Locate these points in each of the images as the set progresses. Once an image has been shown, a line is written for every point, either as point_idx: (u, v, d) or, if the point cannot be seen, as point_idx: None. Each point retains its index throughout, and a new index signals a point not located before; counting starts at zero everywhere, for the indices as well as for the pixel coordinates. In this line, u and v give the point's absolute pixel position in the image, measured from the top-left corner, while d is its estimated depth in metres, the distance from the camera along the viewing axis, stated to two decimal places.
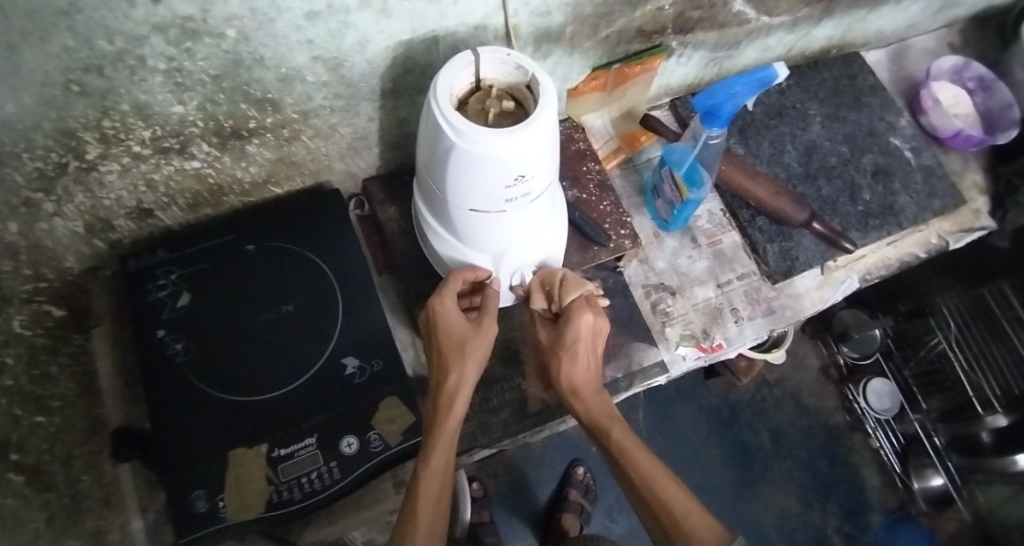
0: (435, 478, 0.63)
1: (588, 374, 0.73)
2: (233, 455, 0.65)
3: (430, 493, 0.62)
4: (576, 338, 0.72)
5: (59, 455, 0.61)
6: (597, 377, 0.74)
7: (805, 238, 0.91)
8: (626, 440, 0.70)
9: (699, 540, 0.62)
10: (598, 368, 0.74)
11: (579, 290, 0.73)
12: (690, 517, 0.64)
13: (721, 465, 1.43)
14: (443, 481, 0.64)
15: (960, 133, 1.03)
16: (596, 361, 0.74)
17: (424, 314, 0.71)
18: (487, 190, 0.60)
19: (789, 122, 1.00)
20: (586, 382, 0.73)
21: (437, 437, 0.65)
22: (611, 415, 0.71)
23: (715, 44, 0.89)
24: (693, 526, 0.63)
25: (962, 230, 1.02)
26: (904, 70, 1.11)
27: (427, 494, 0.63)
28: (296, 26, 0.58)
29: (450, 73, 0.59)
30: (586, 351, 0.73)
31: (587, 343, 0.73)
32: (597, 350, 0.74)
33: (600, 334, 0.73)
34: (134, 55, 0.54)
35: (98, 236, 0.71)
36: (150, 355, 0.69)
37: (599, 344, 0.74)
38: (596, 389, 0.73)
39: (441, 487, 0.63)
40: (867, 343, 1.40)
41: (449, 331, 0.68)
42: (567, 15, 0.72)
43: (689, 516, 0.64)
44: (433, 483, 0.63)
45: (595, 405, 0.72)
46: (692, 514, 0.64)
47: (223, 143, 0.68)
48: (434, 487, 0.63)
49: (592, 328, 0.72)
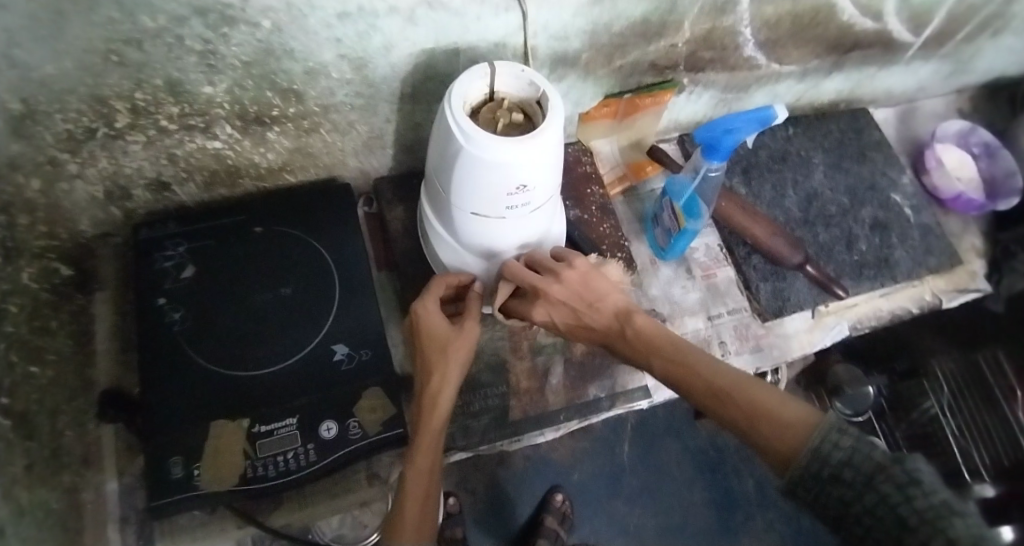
0: (420, 479, 0.65)
1: (601, 314, 0.68)
2: (215, 426, 0.67)
3: (415, 495, 0.65)
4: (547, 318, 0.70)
5: (47, 407, 0.63)
6: (615, 308, 0.68)
7: (799, 280, 0.93)
8: (671, 365, 0.64)
9: (776, 442, 0.56)
10: (609, 301, 0.68)
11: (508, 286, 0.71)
12: (759, 418, 0.57)
13: (701, 507, 1.43)
14: (429, 481, 0.66)
15: (961, 197, 1.05)
16: (603, 298, 0.68)
17: (409, 319, 0.72)
18: (490, 195, 0.63)
19: (792, 167, 1.03)
20: (606, 323, 0.68)
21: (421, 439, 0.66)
22: (647, 344, 0.65)
23: (725, 85, 0.93)
24: (763, 430, 0.57)
25: (956, 290, 1.03)
26: (910, 130, 1.14)
27: (414, 494, 0.65)
28: (327, 24, 0.61)
29: (466, 81, 0.63)
30: (565, 314, 0.69)
31: (558, 311, 0.69)
32: (586, 297, 0.68)
33: (561, 300, 0.68)
34: (174, 34, 0.58)
35: (115, 203, 0.74)
36: (148, 321, 0.71)
37: (583, 290, 0.68)
38: (619, 324, 0.68)
39: (427, 489, 0.66)
40: (859, 401, 1.35)
41: (431, 335, 0.69)
42: (584, 42, 0.75)
43: (760, 422, 0.57)
44: (419, 483, 0.65)
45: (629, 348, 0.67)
46: (763, 415, 0.57)
47: (246, 127, 0.71)
48: (420, 488, 0.65)
49: (549, 311, 0.70)
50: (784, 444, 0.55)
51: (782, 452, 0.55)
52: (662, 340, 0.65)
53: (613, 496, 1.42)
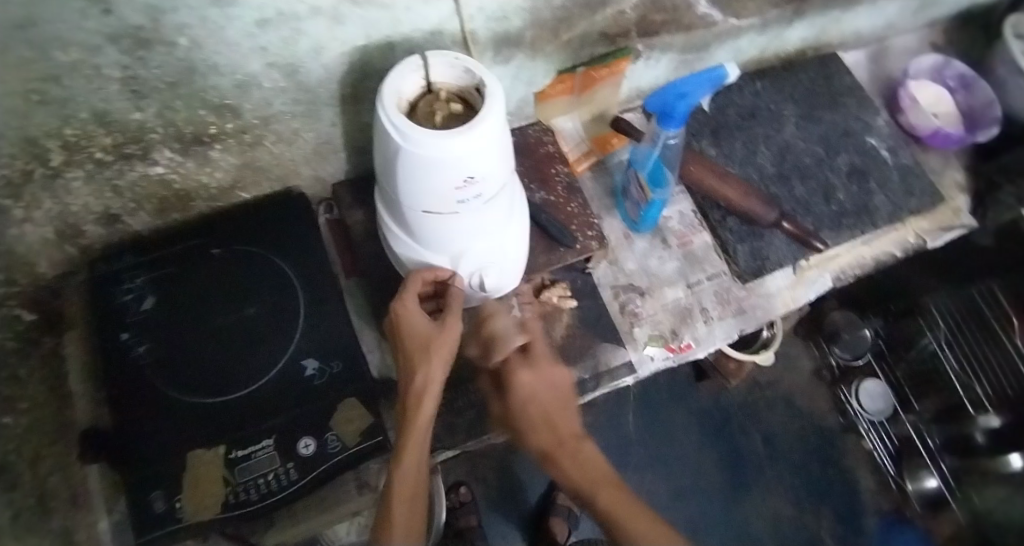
0: (405, 484, 0.64)
1: (563, 427, 0.72)
2: (192, 456, 0.66)
3: (403, 498, 0.64)
4: (519, 403, 0.72)
5: (26, 454, 0.61)
6: (573, 429, 0.73)
7: (777, 238, 0.91)
8: (613, 501, 0.69)
9: None
10: (574, 418, 0.73)
11: (510, 346, 0.73)
12: None
13: (711, 468, 1.43)
14: (418, 482, 0.65)
15: (938, 132, 1.02)
16: (569, 415, 0.73)
17: (388, 319, 0.70)
18: (438, 192, 0.60)
19: (762, 122, 1.00)
20: (562, 437, 0.72)
21: (409, 439, 0.65)
22: (594, 476, 0.71)
23: (683, 46, 0.89)
24: None
25: (940, 229, 1.00)
26: (882, 70, 1.11)
27: (400, 498, 0.64)
28: (248, 34, 0.59)
29: (398, 76, 0.60)
30: (536, 409, 0.72)
31: (529, 402, 0.72)
32: (559, 404, 0.73)
33: (541, 391, 0.72)
34: (91, 65, 0.56)
35: (68, 241, 0.73)
36: (114, 357, 0.70)
37: (564, 395, 0.73)
38: (572, 443, 0.72)
39: (415, 492, 0.65)
40: (858, 345, 1.42)
41: (412, 333, 0.67)
42: (525, 20, 0.72)
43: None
44: (406, 490, 0.64)
45: (574, 466, 0.71)
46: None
47: (186, 149, 0.69)
48: (407, 491, 0.64)
49: (530, 388, 0.72)
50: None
51: None
52: (604, 480, 0.71)
53: (623, 468, 1.42)
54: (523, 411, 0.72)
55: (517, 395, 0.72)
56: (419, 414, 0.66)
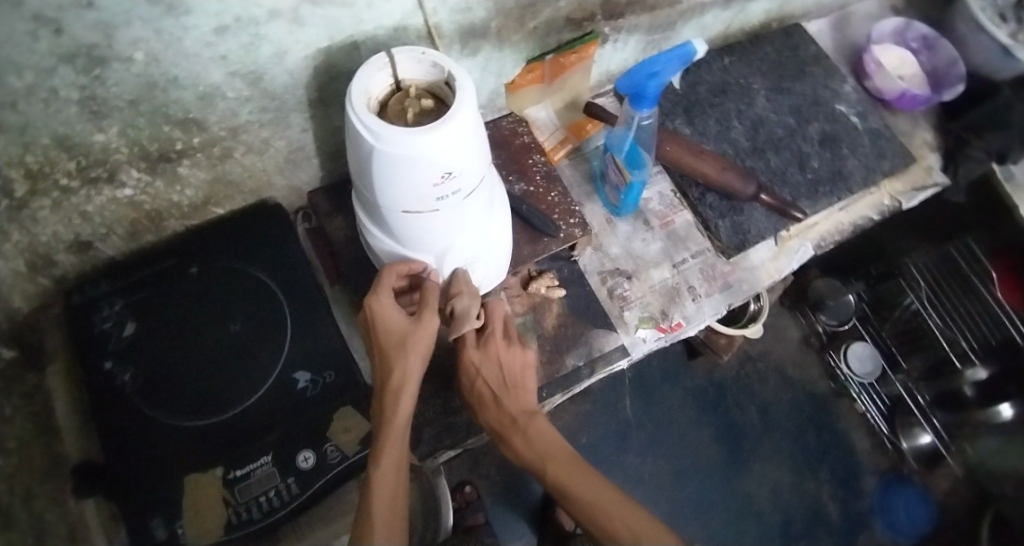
0: (387, 480, 0.62)
1: (513, 405, 0.72)
2: (189, 480, 0.65)
3: (384, 495, 0.62)
4: (468, 380, 0.74)
5: (18, 494, 0.59)
6: (526, 406, 0.73)
7: (756, 211, 0.91)
8: (566, 476, 0.70)
9: None
10: (527, 396, 0.73)
11: (464, 326, 0.72)
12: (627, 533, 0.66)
13: (710, 443, 1.44)
14: (397, 480, 0.63)
15: (905, 94, 1.03)
16: (523, 392, 0.73)
17: (363, 317, 0.69)
18: (416, 190, 0.59)
19: (733, 98, 1.00)
20: (514, 414, 0.72)
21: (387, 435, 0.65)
22: (546, 453, 0.71)
23: (649, 27, 0.89)
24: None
25: (914, 189, 1.02)
26: (846, 37, 1.12)
27: (381, 495, 0.62)
28: (206, 43, 0.57)
29: (365, 76, 0.59)
30: (485, 386, 0.72)
31: (477, 381, 0.73)
32: (508, 383, 0.73)
33: (490, 370, 0.73)
34: (46, 88, 0.54)
35: (41, 272, 0.71)
36: (98, 387, 0.68)
37: (516, 373, 0.73)
38: (524, 420, 0.71)
39: (394, 489, 0.63)
40: (841, 311, 1.44)
41: (388, 330, 0.67)
42: (490, 10, 0.71)
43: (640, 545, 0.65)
44: (386, 486, 0.62)
45: (525, 444, 0.71)
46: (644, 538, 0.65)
47: (153, 168, 0.67)
48: (389, 487, 0.62)
49: (479, 368, 0.73)
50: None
51: None
52: (558, 457, 0.71)
53: (624, 452, 1.43)
54: (472, 388, 0.73)
55: (466, 372, 0.73)
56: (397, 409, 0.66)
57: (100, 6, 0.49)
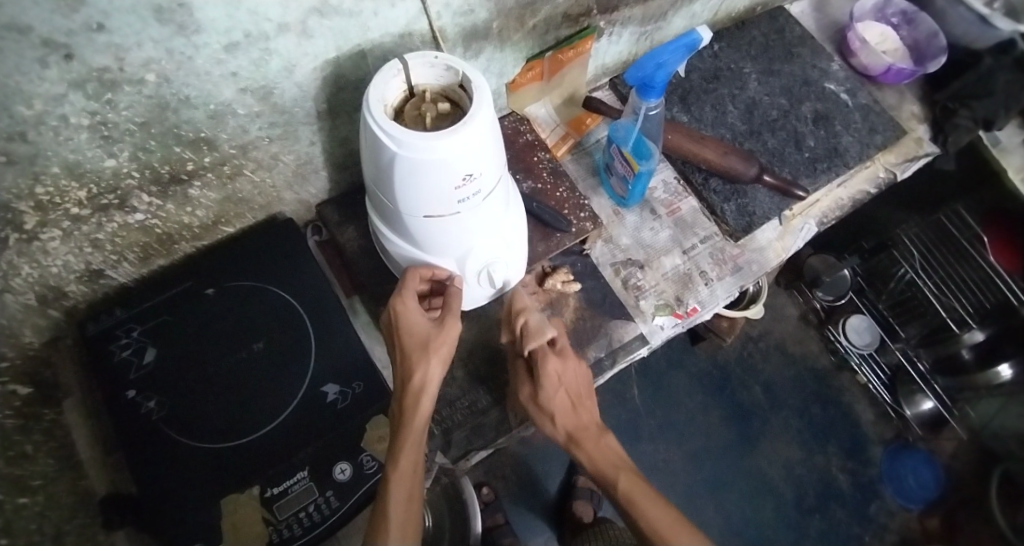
0: (404, 480, 0.62)
1: (587, 418, 0.75)
2: (226, 503, 0.64)
3: (400, 498, 0.62)
4: (551, 390, 0.72)
5: (50, 533, 0.56)
6: (593, 419, 0.76)
7: (759, 192, 0.92)
8: (632, 485, 0.72)
9: None
10: (594, 411, 0.76)
11: (543, 338, 0.74)
12: None
13: (719, 426, 1.46)
14: (414, 481, 0.63)
15: (890, 69, 1.05)
16: (589, 406, 0.76)
17: (386, 318, 0.70)
18: (436, 195, 0.59)
19: (726, 83, 1.02)
20: (585, 423, 0.75)
21: (404, 437, 0.64)
22: (614, 462, 0.74)
23: (642, 18, 0.90)
24: None
25: (908, 160, 1.03)
26: (828, 17, 1.14)
27: (397, 496, 0.62)
28: (216, 61, 0.56)
29: (380, 83, 0.58)
30: (564, 396, 0.73)
31: (558, 390, 0.72)
32: (580, 393, 0.75)
33: (569, 378, 0.74)
34: (56, 116, 0.52)
35: (52, 305, 0.69)
36: (124, 417, 0.67)
37: (581, 388, 0.75)
38: (594, 430, 0.75)
39: (411, 491, 0.63)
40: (838, 285, 1.45)
41: (411, 332, 0.68)
42: (491, 11, 0.71)
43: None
44: (403, 486, 0.62)
45: (597, 452, 0.74)
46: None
47: (164, 191, 0.66)
48: (405, 488, 0.62)
49: (560, 375, 0.73)
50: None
51: None
52: (625, 466, 0.74)
53: (636, 442, 1.44)
54: (551, 396, 0.72)
55: (549, 382, 0.72)
56: (416, 411, 0.65)
57: (110, 28, 0.48)
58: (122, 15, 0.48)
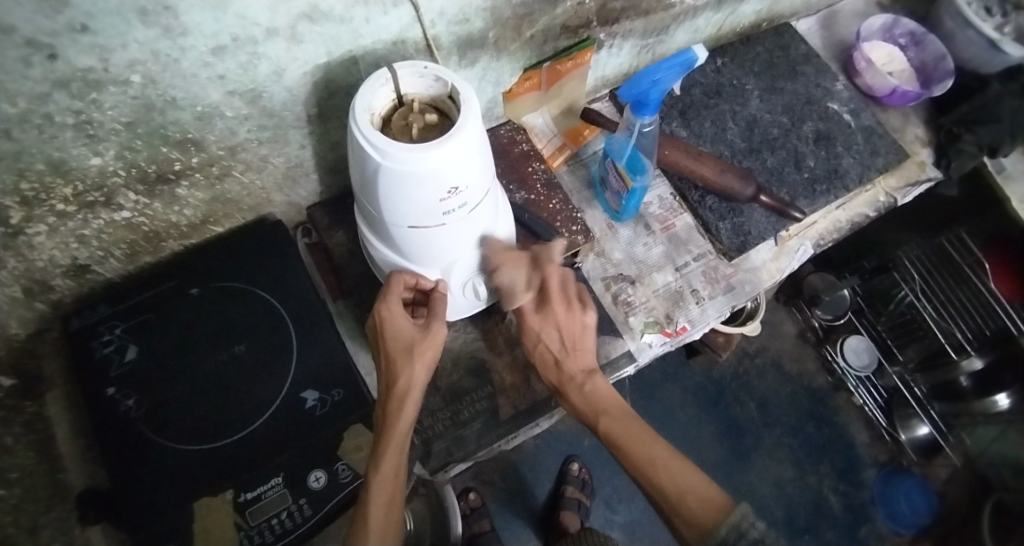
0: (386, 484, 0.62)
1: (575, 365, 0.74)
2: (199, 505, 0.64)
3: (380, 501, 0.61)
4: (530, 345, 0.75)
5: (24, 526, 0.56)
6: (584, 366, 0.75)
7: (755, 212, 0.91)
8: (617, 427, 0.73)
9: (699, 518, 0.66)
10: (587, 355, 0.76)
11: (515, 300, 0.74)
12: (690, 498, 0.68)
13: (711, 441, 1.44)
14: (396, 484, 0.63)
15: (896, 91, 1.04)
16: (582, 352, 0.76)
17: (370, 321, 0.70)
18: (422, 206, 0.59)
19: (727, 99, 1.01)
20: (572, 373, 0.74)
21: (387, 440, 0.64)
22: (601, 408, 0.73)
23: (643, 31, 0.89)
24: (691, 507, 0.67)
25: (908, 184, 1.02)
26: (834, 35, 1.13)
27: (378, 499, 0.62)
28: (204, 64, 0.56)
29: (368, 92, 0.58)
30: (547, 350, 0.75)
31: (540, 344, 0.75)
32: (567, 343, 0.75)
33: (557, 332, 0.75)
34: (41, 114, 0.52)
35: (37, 298, 0.69)
36: (102, 414, 0.67)
37: (575, 335, 0.75)
38: (582, 379, 0.74)
39: (392, 495, 0.62)
40: (838, 305, 1.42)
41: (396, 336, 0.68)
42: (487, 21, 0.70)
43: (685, 498, 0.68)
44: (384, 489, 0.62)
45: (582, 401, 0.74)
46: (688, 495, 0.68)
47: (151, 190, 0.66)
48: (386, 492, 0.62)
49: (540, 331, 0.75)
50: (710, 519, 0.66)
51: (703, 529, 0.65)
52: (613, 408, 0.74)
53: None
54: (534, 352, 0.75)
55: (529, 338, 0.76)
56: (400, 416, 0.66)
57: (95, 29, 0.48)
58: (106, 17, 0.48)
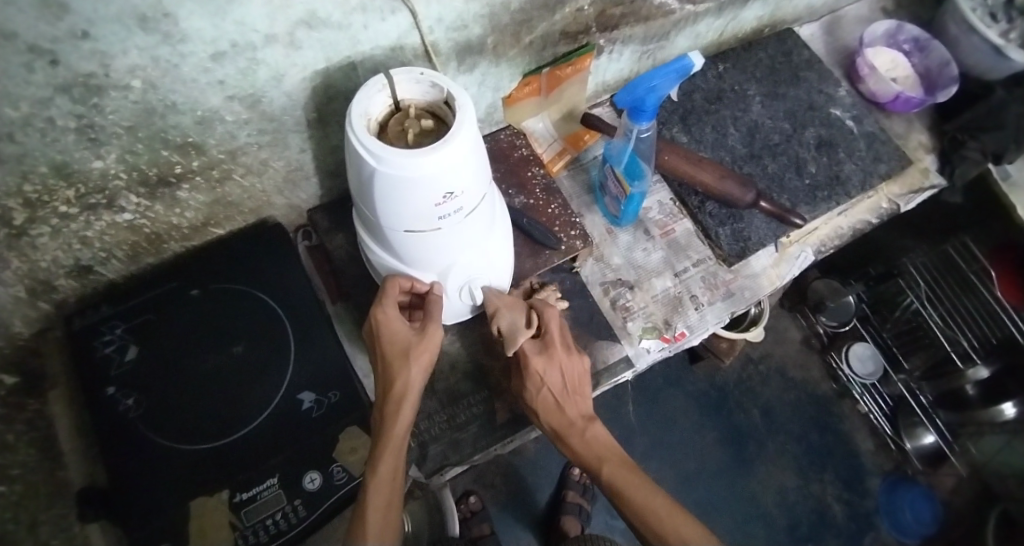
0: (383, 486, 0.63)
1: (574, 410, 0.74)
2: (195, 505, 0.65)
3: (378, 504, 0.62)
4: (533, 391, 0.73)
5: (24, 523, 0.57)
6: (583, 411, 0.75)
7: (756, 218, 0.91)
8: (619, 474, 0.73)
9: None
10: (586, 401, 0.76)
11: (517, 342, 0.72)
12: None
13: (714, 447, 1.44)
14: (393, 487, 0.63)
15: (899, 97, 1.03)
16: (581, 398, 0.76)
17: (367, 325, 0.70)
18: (418, 211, 0.59)
19: (729, 104, 1.01)
20: (572, 420, 0.74)
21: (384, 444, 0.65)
22: (601, 454, 0.74)
23: (643, 37, 0.89)
24: None
25: (912, 191, 1.01)
26: (838, 40, 1.13)
27: (376, 501, 0.62)
28: (204, 69, 0.57)
29: (364, 97, 0.58)
30: (550, 394, 0.73)
31: (542, 388, 0.72)
32: (568, 387, 0.74)
33: (560, 374, 0.73)
34: (43, 118, 0.53)
35: (41, 298, 0.70)
36: (102, 413, 0.68)
37: (576, 379, 0.75)
38: (582, 425, 0.75)
39: (389, 497, 0.63)
40: (842, 311, 1.41)
41: (392, 340, 0.68)
42: (485, 27, 0.71)
43: None
44: (382, 491, 0.63)
45: (584, 447, 0.74)
46: (692, 542, 0.68)
47: (152, 192, 0.67)
48: (383, 495, 0.63)
49: (545, 374, 0.72)
50: None
51: None
52: (613, 455, 0.74)
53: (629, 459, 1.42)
54: (536, 396, 0.73)
55: (531, 383, 0.72)
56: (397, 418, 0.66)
57: (96, 36, 0.49)
58: (107, 24, 0.49)
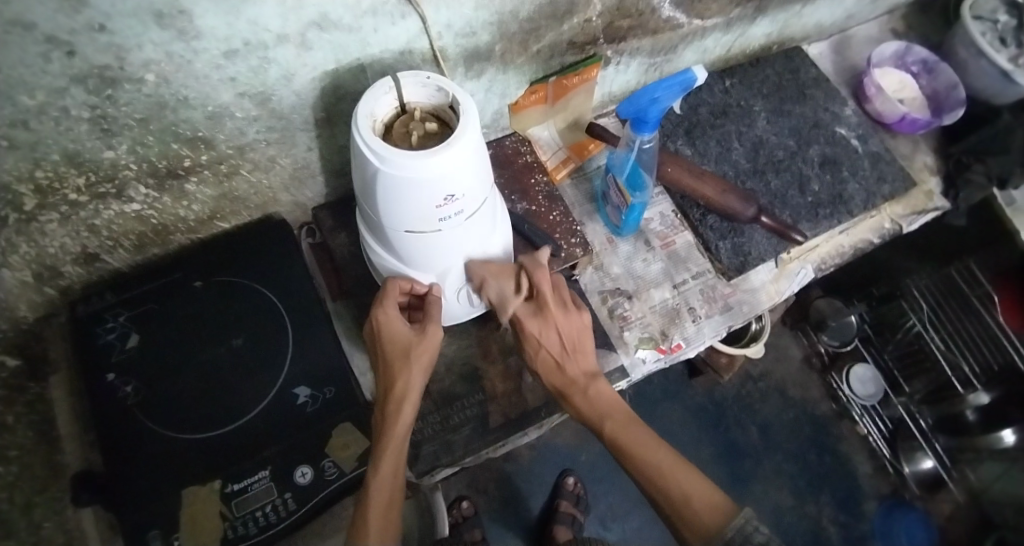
0: (384, 484, 0.63)
1: (574, 368, 0.74)
2: (187, 493, 0.65)
3: (379, 501, 0.63)
4: (531, 354, 0.74)
5: (19, 503, 0.58)
6: (586, 369, 0.74)
7: (756, 233, 0.92)
8: (623, 432, 0.71)
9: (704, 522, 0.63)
10: (588, 358, 0.75)
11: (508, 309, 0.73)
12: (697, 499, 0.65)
13: (709, 463, 1.43)
14: (394, 485, 0.64)
15: (905, 118, 1.04)
16: (583, 355, 0.75)
17: (368, 326, 0.71)
18: (420, 212, 0.60)
19: (734, 119, 1.02)
20: (574, 377, 0.74)
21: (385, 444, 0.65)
22: (603, 411, 0.72)
23: (651, 50, 0.90)
24: (696, 510, 0.64)
25: (915, 213, 1.01)
26: (846, 60, 1.13)
27: (376, 498, 0.63)
28: (216, 65, 0.58)
29: (371, 99, 0.60)
30: (548, 353, 0.73)
31: (540, 349, 0.73)
32: (566, 346, 0.74)
33: (555, 335, 0.73)
34: (58, 107, 0.55)
35: (47, 283, 0.71)
36: (101, 399, 0.69)
37: (575, 337, 0.74)
38: (584, 382, 0.73)
39: (390, 495, 0.64)
40: (843, 331, 1.41)
41: (392, 340, 0.69)
42: (493, 34, 0.72)
43: (690, 502, 0.65)
44: (383, 489, 0.63)
45: (586, 404, 0.72)
46: (693, 499, 0.65)
47: (161, 184, 0.68)
48: (384, 493, 0.63)
49: (539, 336, 0.73)
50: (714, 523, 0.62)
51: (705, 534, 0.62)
52: (617, 411, 0.72)
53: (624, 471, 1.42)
54: (535, 357, 0.74)
55: (529, 346, 0.74)
56: (397, 418, 0.67)
57: (112, 29, 0.51)
58: (123, 18, 0.50)
